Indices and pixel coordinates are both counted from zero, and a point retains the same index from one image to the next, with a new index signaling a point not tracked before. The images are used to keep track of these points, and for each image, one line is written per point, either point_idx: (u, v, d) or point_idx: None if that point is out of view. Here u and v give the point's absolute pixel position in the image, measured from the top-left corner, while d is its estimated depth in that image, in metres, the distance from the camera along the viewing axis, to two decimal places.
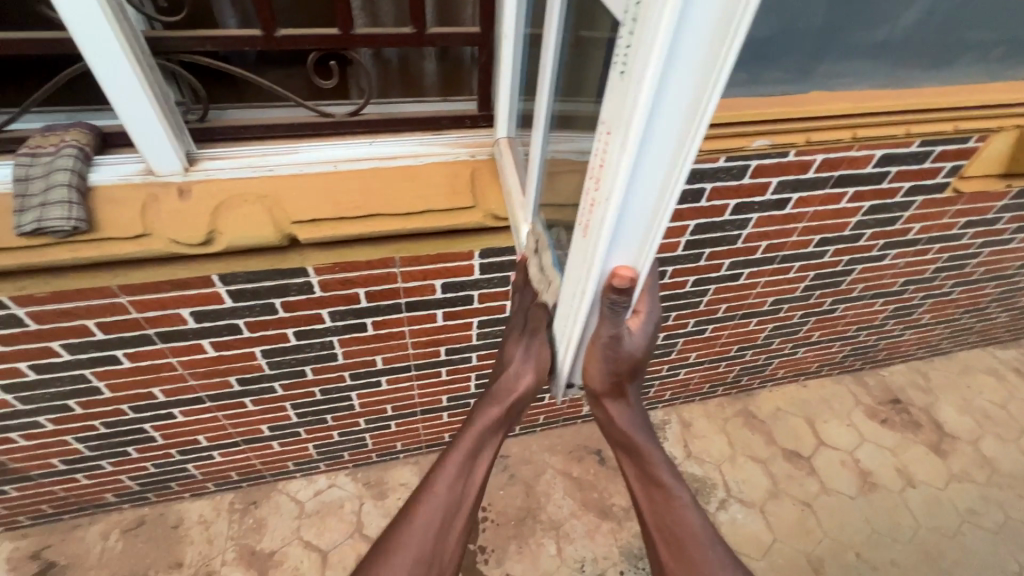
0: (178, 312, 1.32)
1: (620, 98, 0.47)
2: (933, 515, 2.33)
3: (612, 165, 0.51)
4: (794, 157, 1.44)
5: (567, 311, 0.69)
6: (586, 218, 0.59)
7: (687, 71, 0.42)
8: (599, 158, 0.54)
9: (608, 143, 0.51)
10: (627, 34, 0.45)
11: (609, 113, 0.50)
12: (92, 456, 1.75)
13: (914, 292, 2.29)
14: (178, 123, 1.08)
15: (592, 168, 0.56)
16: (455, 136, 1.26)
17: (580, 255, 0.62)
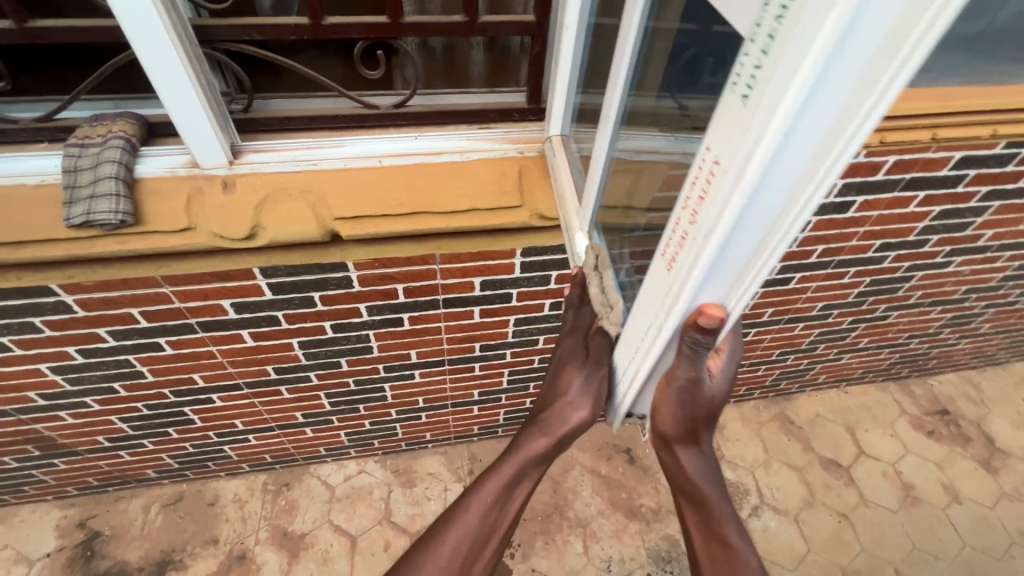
0: (220, 303, 1.32)
1: (736, 123, 0.39)
2: (980, 534, 2.22)
3: (716, 200, 0.43)
4: (863, 158, 1.34)
5: (633, 348, 0.62)
6: (669, 253, 0.51)
7: (836, 97, 0.34)
8: (696, 184, 0.46)
9: (711, 173, 0.43)
10: (755, 47, 0.36)
11: (715, 139, 0.42)
12: (135, 435, 1.80)
13: (975, 300, 2.15)
14: (223, 114, 1.05)
15: (684, 195, 0.48)
16: (503, 131, 1.20)
17: (656, 292, 0.55)
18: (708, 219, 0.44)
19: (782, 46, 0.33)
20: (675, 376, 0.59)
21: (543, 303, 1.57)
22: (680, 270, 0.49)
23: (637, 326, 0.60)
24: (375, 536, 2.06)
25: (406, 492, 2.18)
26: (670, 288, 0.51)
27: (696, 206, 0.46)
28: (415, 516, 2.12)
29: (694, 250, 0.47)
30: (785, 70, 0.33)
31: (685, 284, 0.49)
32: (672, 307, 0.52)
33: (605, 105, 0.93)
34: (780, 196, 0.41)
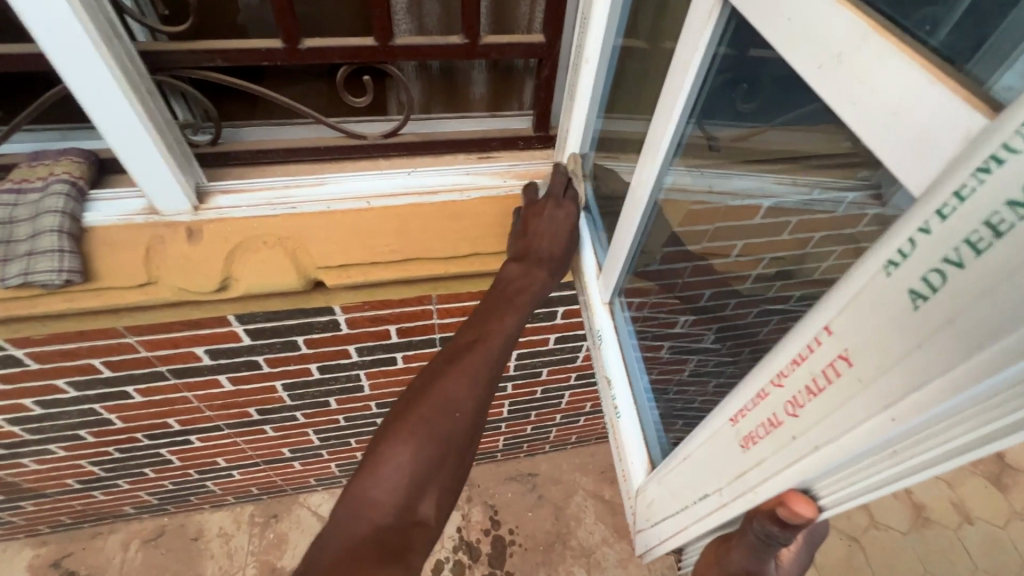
0: (192, 351, 1.19)
1: (893, 325, 0.29)
2: (993, 556, 2.16)
3: (840, 408, 0.33)
4: None
5: (678, 502, 0.52)
6: (750, 428, 0.42)
7: None
8: (807, 370, 0.36)
9: (835, 367, 0.33)
10: (949, 238, 0.26)
11: (845, 326, 0.33)
12: (108, 476, 1.67)
13: None
14: (185, 155, 0.90)
15: (788, 373, 0.38)
16: (507, 163, 1.06)
17: (723, 461, 0.45)
18: (822, 420, 0.35)
19: (1011, 258, 0.23)
20: (728, 559, 0.47)
21: (546, 337, 1.51)
22: (765, 457, 0.40)
23: (689, 482, 0.50)
24: None
25: None
26: (746, 469, 0.42)
27: (801, 394, 0.37)
28: None
29: (791, 446, 0.37)
30: (1011, 294, 0.23)
31: (769, 478, 0.39)
32: (745, 493, 0.42)
33: (650, 136, 0.74)
34: (927, 434, 0.31)
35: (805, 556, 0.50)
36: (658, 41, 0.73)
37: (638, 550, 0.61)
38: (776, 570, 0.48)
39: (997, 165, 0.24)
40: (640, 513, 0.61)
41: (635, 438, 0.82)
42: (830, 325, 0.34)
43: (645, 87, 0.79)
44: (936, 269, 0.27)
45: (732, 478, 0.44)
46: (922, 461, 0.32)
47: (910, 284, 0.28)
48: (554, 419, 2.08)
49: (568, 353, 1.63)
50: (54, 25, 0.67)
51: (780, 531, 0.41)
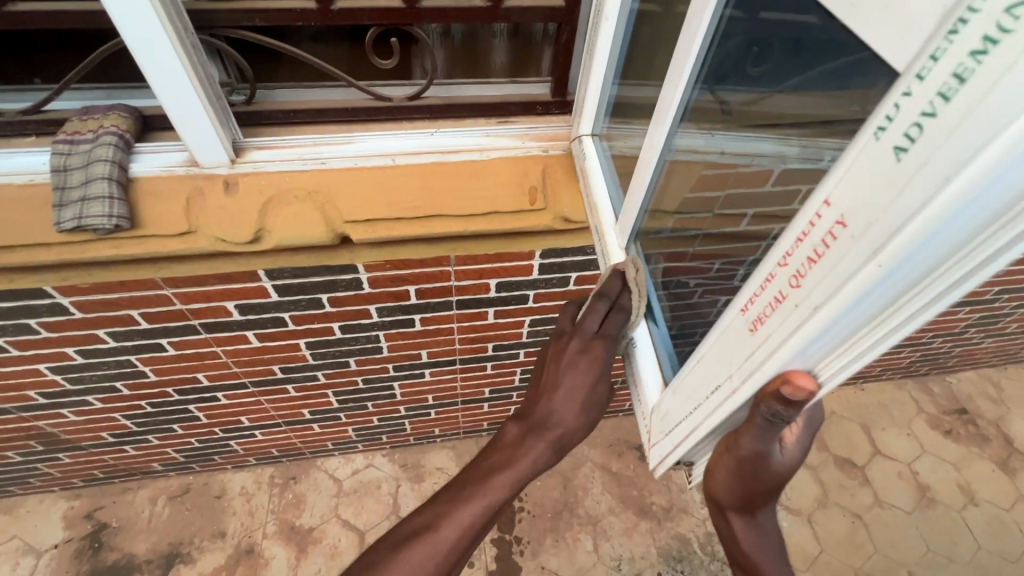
0: (224, 305, 1.26)
1: (879, 181, 0.33)
2: (995, 536, 2.18)
3: (838, 268, 0.37)
4: None
5: (693, 400, 0.57)
6: (757, 311, 0.46)
7: None
8: (807, 244, 0.40)
9: (831, 233, 0.37)
10: (924, 91, 0.30)
11: (840, 193, 0.36)
12: (139, 431, 1.77)
13: (1006, 301, 2.04)
14: (223, 109, 0.96)
15: (790, 252, 0.42)
16: (526, 126, 1.11)
17: (734, 349, 0.50)
18: (823, 284, 0.39)
19: (973, 99, 0.27)
20: (738, 445, 0.53)
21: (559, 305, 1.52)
22: (773, 333, 0.44)
23: (703, 378, 0.55)
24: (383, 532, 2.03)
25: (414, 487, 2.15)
26: (755, 350, 0.47)
27: (802, 266, 0.41)
28: None
29: (795, 315, 0.42)
30: (976, 130, 0.27)
31: (779, 350, 0.44)
32: (755, 371, 0.47)
33: (660, 100, 0.80)
34: (917, 275, 0.35)
35: (808, 442, 0.56)
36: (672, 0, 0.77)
37: (657, 469, 0.65)
38: (781, 453, 0.54)
39: (964, 23, 0.27)
40: (654, 428, 0.66)
41: (652, 368, 0.85)
42: (828, 197, 0.38)
43: (658, 47, 0.82)
44: (916, 123, 0.30)
45: (743, 360, 0.48)
46: (914, 303, 0.37)
47: (894, 141, 0.32)
48: None
49: None
50: None
51: (785, 407, 0.46)
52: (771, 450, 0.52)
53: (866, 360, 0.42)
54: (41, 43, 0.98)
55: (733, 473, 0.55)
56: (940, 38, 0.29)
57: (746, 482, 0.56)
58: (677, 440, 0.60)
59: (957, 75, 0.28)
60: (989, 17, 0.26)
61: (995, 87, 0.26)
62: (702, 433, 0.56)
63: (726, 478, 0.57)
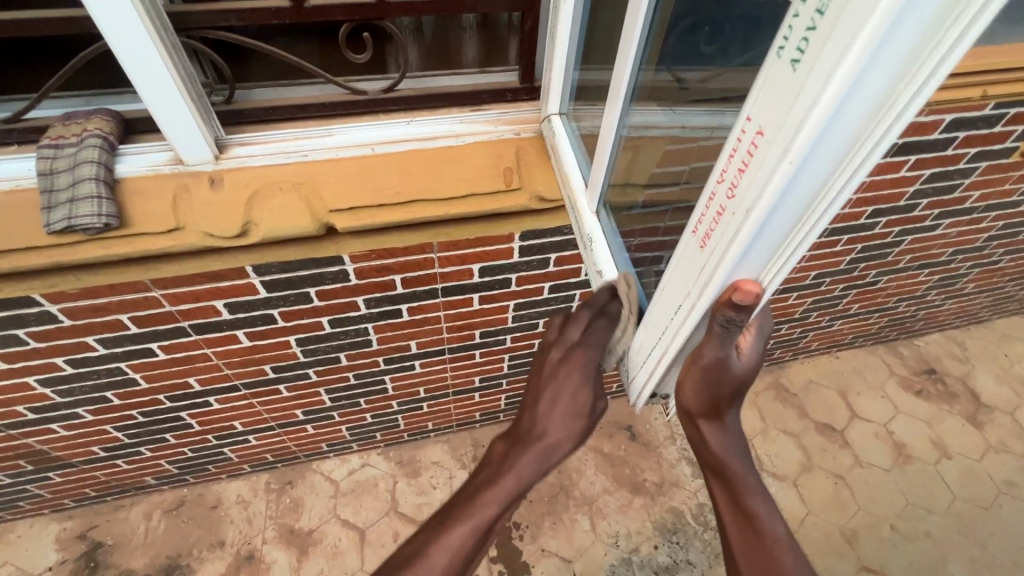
0: (212, 305, 1.28)
1: (784, 90, 0.39)
2: (969, 486, 2.29)
3: (759, 172, 0.43)
4: (924, 117, 1.36)
5: (660, 327, 0.63)
6: (705, 228, 0.52)
7: (892, 67, 0.34)
8: (737, 159, 0.46)
9: (754, 144, 0.43)
10: (808, 8, 0.36)
11: (757, 107, 0.42)
12: (131, 443, 1.76)
13: (961, 261, 2.16)
14: (205, 107, 1.00)
15: (725, 169, 0.48)
16: (497, 112, 1.16)
17: (688, 268, 0.56)
18: (750, 191, 0.45)
19: (840, 7, 0.33)
20: (702, 355, 0.59)
21: (540, 287, 1.55)
22: (716, 244, 0.50)
23: (667, 303, 0.61)
24: (383, 528, 2.06)
25: (411, 482, 2.18)
26: (704, 264, 0.53)
27: (735, 179, 0.47)
28: (420, 505, 2.12)
29: (732, 223, 0.48)
30: (842, 35, 0.33)
31: (722, 259, 0.50)
32: (707, 283, 0.53)
33: (613, 81, 0.89)
34: (824, 170, 0.41)
35: (762, 347, 0.63)
36: None
37: (638, 405, 0.71)
38: (738, 357, 0.60)
39: None
40: (631, 365, 0.71)
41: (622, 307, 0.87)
42: (749, 114, 0.44)
43: (613, 27, 0.88)
44: (804, 36, 0.36)
45: (697, 275, 0.54)
46: (827, 198, 0.43)
47: (789, 56, 0.38)
48: None
49: (562, 304, 1.66)
50: None
51: (739, 314, 0.52)
52: (731, 356, 0.58)
53: (796, 258, 0.48)
54: (19, 53, 1.00)
55: (701, 379, 0.62)
56: None
57: (712, 388, 0.63)
58: (651, 367, 0.66)
59: None
60: None
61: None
62: (670, 354, 0.62)
63: (695, 386, 0.64)
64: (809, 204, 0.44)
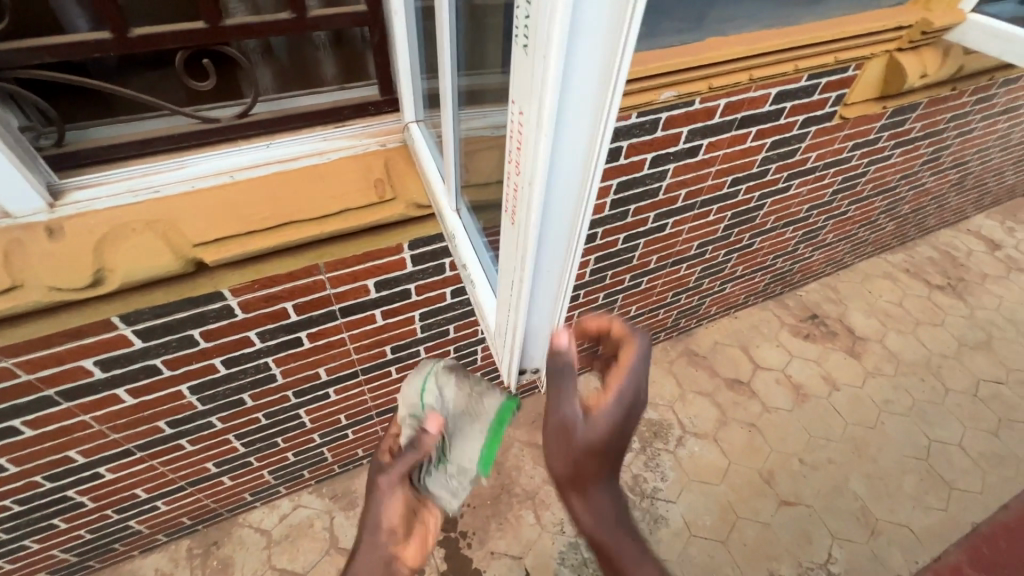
0: (80, 365, 1.18)
1: (528, 70, 0.43)
2: (857, 411, 2.59)
3: (529, 148, 0.47)
4: (755, 93, 1.54)
5: (507, 305, 0.66)
6: (511, 206, 0.55)
7: (596, 40, 0.38)
8: (517, 138, 0.50)
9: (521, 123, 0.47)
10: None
11: (518, 90, 0.46)
12: (11, 538, 1.56)
13: (817, 216, 2.46)
14: (29, 152, 0.93)
15: (512, 148, 0.51)
16: (361, 126, 1.17)
17: (510, 246, 0.59)
18: (527, 165, 0.48)
19: None
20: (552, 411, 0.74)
21: (442, 293, 1.57)
22: (520, 219, 0.53)
23: (505, 282, 0.64)
24: (324, 567, 1.97)
25: (349, 514, 2.10)
26: (517, 240, 0.56)
27: (519, 158, 0.50)
28: None
29: (524, 197, 0.51)
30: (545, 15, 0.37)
31: (527, 231, 0.53)
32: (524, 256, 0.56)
33: (441, 89, 0.92)
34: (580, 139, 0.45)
35: (616, 421, 0.75)
36: None
37: (509, 384, 0.73)
38: (585, 423, 0.74)
39: None
40: (497, 348, 0.74)
41: (486, 293, 0.87)
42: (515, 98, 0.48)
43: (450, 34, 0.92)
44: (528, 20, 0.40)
45: (516, 249, 0.57)
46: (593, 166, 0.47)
47: (524, 39, 0.42)
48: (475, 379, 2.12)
49: (468, 306, 1.69)
50: None
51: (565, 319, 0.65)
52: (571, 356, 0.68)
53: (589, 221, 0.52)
54: None
55: (553, 438, 0.76)
56: None
57: (563, 449, 0.76)
58: (507, 346, 0.68)
59: None
60: None
61: None
62: (518, 330, 0.64)
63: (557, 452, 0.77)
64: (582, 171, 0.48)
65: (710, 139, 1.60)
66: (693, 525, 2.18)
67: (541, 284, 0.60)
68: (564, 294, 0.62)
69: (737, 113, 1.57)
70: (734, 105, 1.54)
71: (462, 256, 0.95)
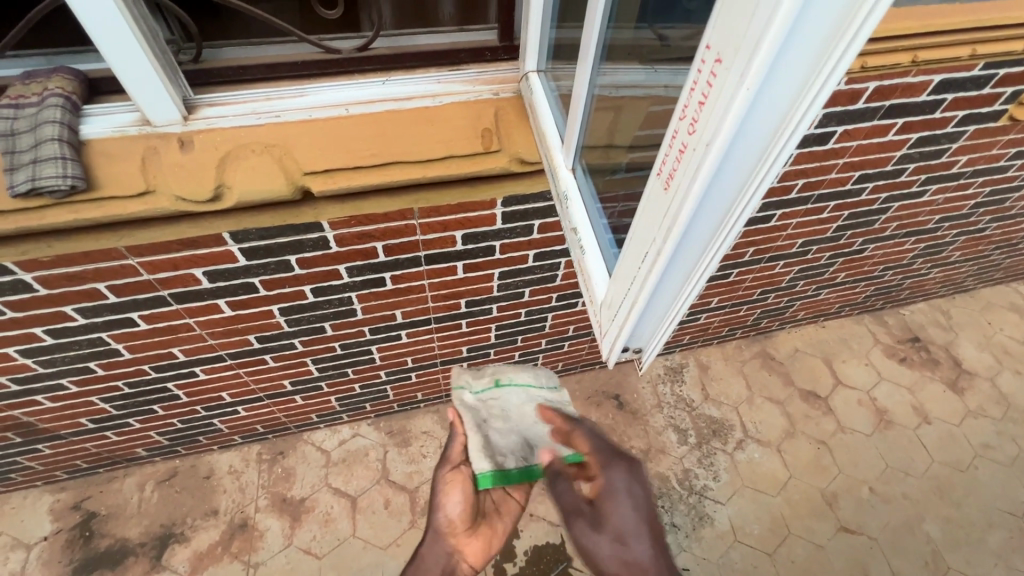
0: (191, 273, 1.27)
1: (741, 7, 0.36)
2: (947, 449, 2.35)
3: (717, 103, 0.41)
4: (914, 78, 1.35)
5: (630, 276, 0.61)
6: (669, 170, 0.50)
7: None
8: (699, 92, 0.44)
9: (713, 72, 0.41)
10: None
11: (716, 31, 0.40)
12: (119, 414, 1.76)
13: (947, 230, 2.17)
14: (171, 64, 0.97)
15: (689, 103, 0.45)
16: (476, 72, 1.14)
17: (655, 212, 0.53)
18: (707, 125, 0.42)
19: None
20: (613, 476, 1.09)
21: (525, 255, 1.55)
22: (679, 182, 0.48)
23: (635, 252, 0.59)
24: (374, 495, 2.09)
25: (401, 451, 2.20)
26: (668, 206, 0.50)
27: (696, 113, 0.44)
28: (411, 474, 2.15)
29: (691, 163, 0.45)
30: None
31: (685, 199, 0.47)
32: (670, 228, 0.51)
33: (582, 38, 0.84)
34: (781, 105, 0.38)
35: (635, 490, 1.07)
36: None
37: (609, 360, 0.70)
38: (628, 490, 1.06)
39: None
40: (604, 319, 0.70)
41: (598, 264, 0.82)
42: (710, 40, 0.41)
43: None
44: None
45: (662, 220, 0.52)
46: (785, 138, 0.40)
47: None
48: (540, 345, 2.10)
49: (547, 272, 1.66)
50: None
51: None
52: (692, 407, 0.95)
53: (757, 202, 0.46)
54: None
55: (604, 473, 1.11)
56: None
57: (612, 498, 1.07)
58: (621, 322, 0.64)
59: None
60: None
61: None
62: (637, 306, 0.60)
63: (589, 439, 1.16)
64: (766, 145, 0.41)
65: (850, 126, 1.42)
66: (740, 530, 2.09)
67: (678, 260, 0.54)
68: (701, 273, 0.55)
69: (885, 101, 1.39)
70: (884, 90, 1.36)
71: (571, 220, 0.89)
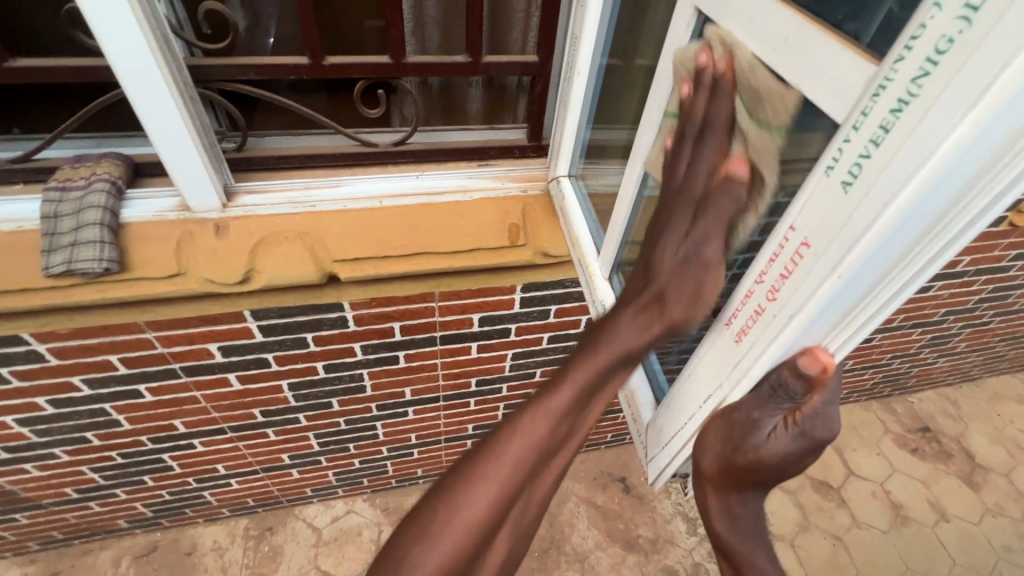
0: (206, 347, 1.26)
1: (832, 208, 0.42)
2: (968, 551, 2.25)
3: (805, 279, 0.46)
4: None
5: (688, 409, 0.66)
6: (741, 324, 0.55)
7: (945, 202, 0.37)
8: (779, 264, 0.49)
9: (799, 251, 0.46)
10: (860, 139, 0.39)
11: (802, 218, 0.45)
12: (106, 485, 1.68)
13: (952, 322, 2.20)
14: (217, 156, 1.02)
15: (766, 269, 0.51)
16: (505, 169, 1.19)
17: (723, 356, 0.58)
18: (793, 297, 0.47)
19: (898, 145, 0.36)
20: (735, 411, 0.57)
21: (540, 336, 1.54)
22: (757, 337, 0.53)
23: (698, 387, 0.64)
24: None
25: None
26: (741, 356, 0.55)
27: (776, 282, 0.49)
28: None
29: (773, 323, 0.50)
30: (898, 172, 0.36)
31: (764, 353, 0.52)
32: (742, 377, 0.56)
33: (635, 143, 0.80)
34: (869, 284, 0.44)
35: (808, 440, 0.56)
36: (630, 57, 0.87)
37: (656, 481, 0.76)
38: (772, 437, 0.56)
39: (883, 88, 0.37)
40: (651, 443, 0.75)
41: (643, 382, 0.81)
42: (793, 223, 0.46)
43: (621, 98, 0.91)
44: (857, 162, 0.39)
45: (731, 367, 0.57)
46: (873, 305, 0.46)
47: (841, 178, 0.41)
48: None
49: (560, 354, 1.65)
50: (121, 42, 0.80)
51: (795, 378, 0.51)
52: (768, 423, 0.55)
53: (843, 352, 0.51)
54: (31, 94, 1.01)
55: (723, 439, 0.59)
56: (868, 92, 0.38)
57: (732, 453, 0.59)
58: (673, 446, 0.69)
59: (885, 131, 0.37)
60: (900, 85, 0.35)
61: (909, 137, 0.35)
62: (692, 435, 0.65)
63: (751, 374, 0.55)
64: (850, 313, 0.47)
65: None
66: None
67: None
68: None
69: None
70: None
71: None
